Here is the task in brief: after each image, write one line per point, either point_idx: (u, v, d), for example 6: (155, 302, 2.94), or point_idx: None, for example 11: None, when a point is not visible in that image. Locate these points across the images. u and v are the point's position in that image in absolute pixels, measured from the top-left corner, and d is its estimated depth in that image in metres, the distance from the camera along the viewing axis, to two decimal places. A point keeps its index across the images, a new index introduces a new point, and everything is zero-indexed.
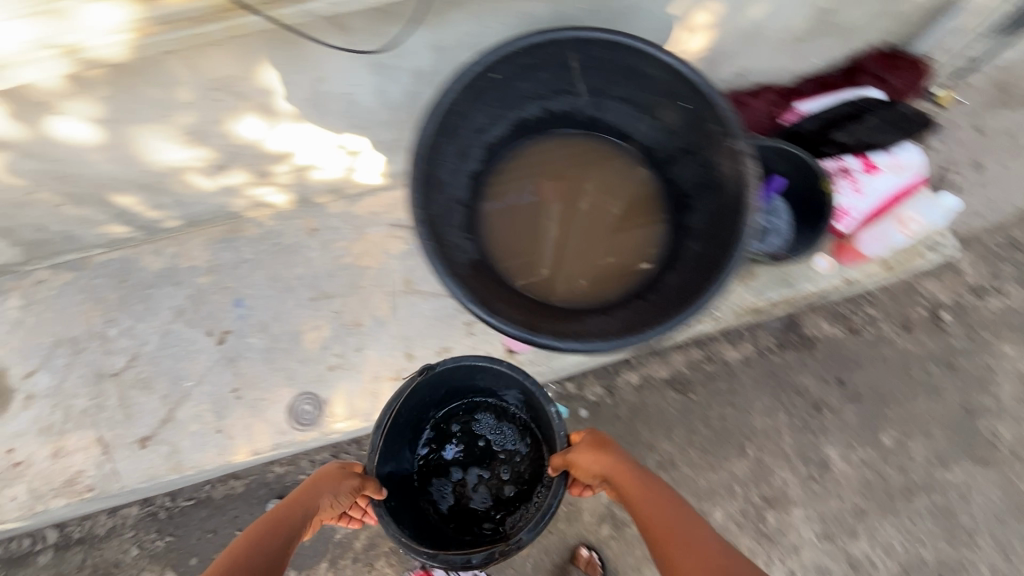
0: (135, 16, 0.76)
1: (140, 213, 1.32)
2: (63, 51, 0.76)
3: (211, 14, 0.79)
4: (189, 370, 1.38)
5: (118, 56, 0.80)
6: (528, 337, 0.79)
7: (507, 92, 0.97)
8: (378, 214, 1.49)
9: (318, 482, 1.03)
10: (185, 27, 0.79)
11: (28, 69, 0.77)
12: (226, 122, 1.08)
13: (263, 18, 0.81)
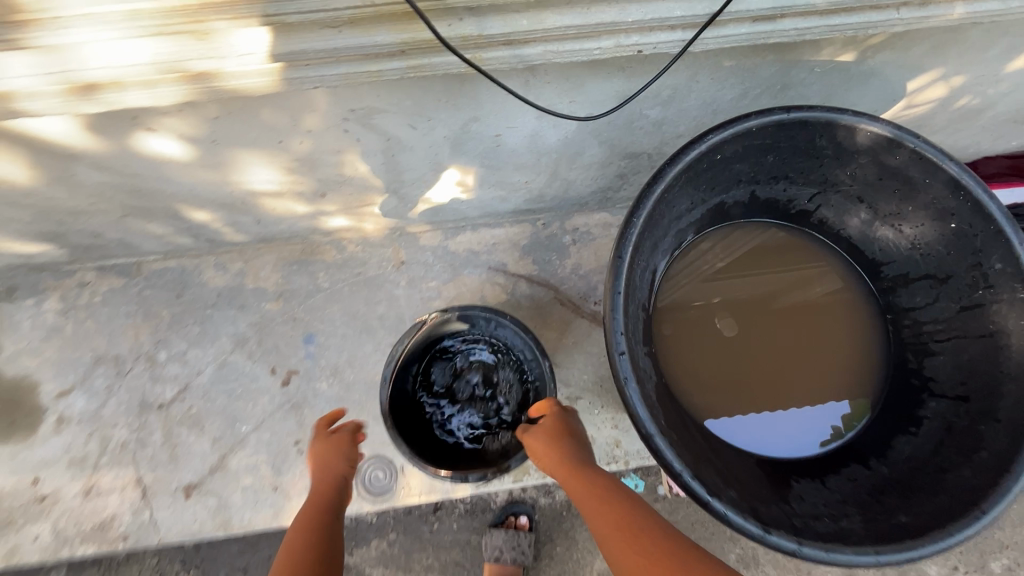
0: (294, 44, 0.56)
1: (211, 228, 1.12)
2: (192, 77, 0.57)
3: (394, 51, 0.59)
4: (247, 412, 1.20)
5: (260, 88, 0.61)
6: (762, 536, 0.59)
7: (722, 171, 0.75)
8: (478, 254, 1.28)
9: (319, 461, 0.85)
10: (356, 62, 0.59)
11: (140, 94, 0.58)
12: (345, 151, 0.87)
13: (455, 61, 0.61)
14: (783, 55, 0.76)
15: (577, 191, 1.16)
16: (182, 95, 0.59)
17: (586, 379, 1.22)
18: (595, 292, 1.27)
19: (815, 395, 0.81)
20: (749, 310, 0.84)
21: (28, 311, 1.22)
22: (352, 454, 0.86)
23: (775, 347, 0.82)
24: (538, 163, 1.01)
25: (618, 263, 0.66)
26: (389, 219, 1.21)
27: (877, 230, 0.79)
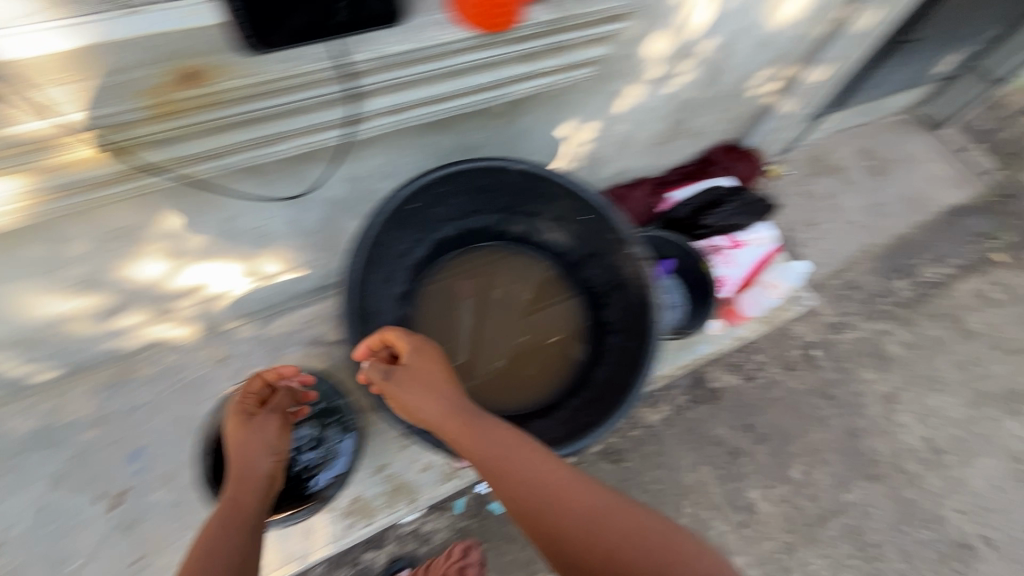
0: (24, 187, 0.70)
1: (6, 371, 1.15)
2: None
3: (115, 177, 0.75)
4: (77, 546, 1.18)
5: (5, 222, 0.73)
6: (482, 459, 0.84)
7: (427, 216, 1.03)
8: (295, 333, 1.43)
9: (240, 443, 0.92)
10: (85, 191, 0.74)
11: None
12: (123, 267, 1.02)
13: (171, 176, 0.79)
14: (450, 131, 1.07)
15: None
16: None
17: None
18: None
19: (542, 363, 1.13)
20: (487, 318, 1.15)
21: None
22: (274, 438, 0.97)
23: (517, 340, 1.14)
24: (313, 242, 1.22)
25: (347, 296, 0.87)
26: (199, 321, 1.33)
27: (550, 232, 1.13)
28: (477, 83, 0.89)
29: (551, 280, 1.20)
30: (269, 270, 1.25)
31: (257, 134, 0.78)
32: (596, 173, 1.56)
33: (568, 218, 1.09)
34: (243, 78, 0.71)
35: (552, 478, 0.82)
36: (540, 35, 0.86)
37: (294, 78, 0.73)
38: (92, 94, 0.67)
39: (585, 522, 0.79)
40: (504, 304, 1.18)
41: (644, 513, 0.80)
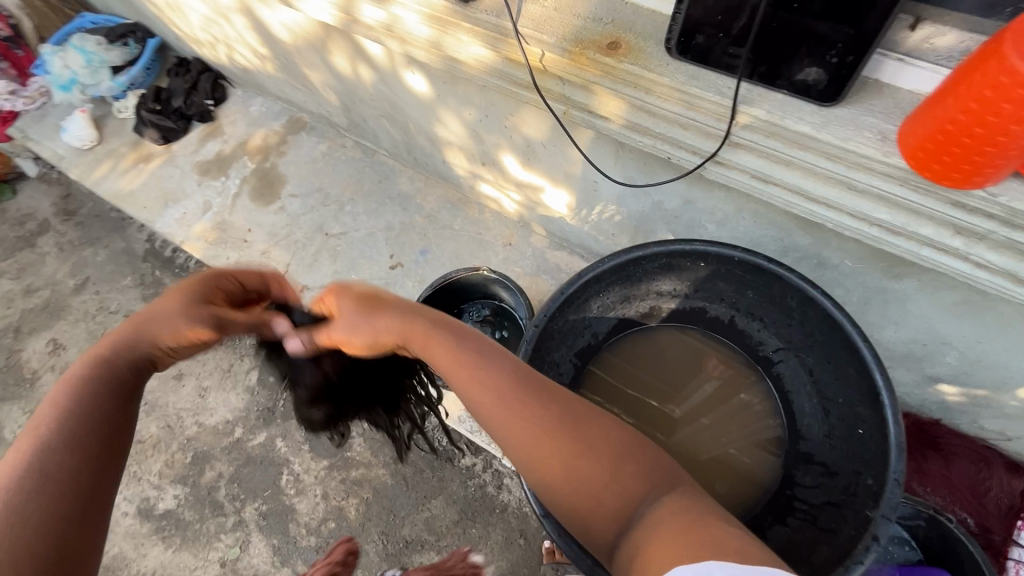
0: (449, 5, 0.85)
1: (420, 153, 1.64)
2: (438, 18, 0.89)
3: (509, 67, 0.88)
4: (361, 269, 1.70)
5: (465, 60, 0.94)
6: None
7: (651, 289, 0.97)
8: (561, 271, 1.58)
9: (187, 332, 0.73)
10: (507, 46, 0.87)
11: (406, 12, 0.93)
12: (500, 146, 1.29)
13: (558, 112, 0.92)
14: (813, 234, 0.91)
15: None
16: (429, 29, 0.93)
17: None
18: None
19: (731, 484, 0.90)
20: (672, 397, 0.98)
21: (308, 144, 1.93)
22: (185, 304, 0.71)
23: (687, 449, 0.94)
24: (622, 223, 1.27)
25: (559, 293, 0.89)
26: (520, 208, 1.56)
27: (783, 368, 0.93)
28: (841, 214, 0.73)
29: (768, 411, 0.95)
30: (533, 181, 1.34)
31: (625, 117, 0.81)
32: (963, 407, 1.11)
33: (839, 409, 0.83)
34: (644, 68, 0.74)
35: (544, 432, 0.62)
36: (962, 202, 0.63)
37: (677, 90, 0.73)
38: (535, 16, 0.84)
39: (541, 433, 0.62)
40: (694, 394, 0.98)
41: (566, 414, 0.64)
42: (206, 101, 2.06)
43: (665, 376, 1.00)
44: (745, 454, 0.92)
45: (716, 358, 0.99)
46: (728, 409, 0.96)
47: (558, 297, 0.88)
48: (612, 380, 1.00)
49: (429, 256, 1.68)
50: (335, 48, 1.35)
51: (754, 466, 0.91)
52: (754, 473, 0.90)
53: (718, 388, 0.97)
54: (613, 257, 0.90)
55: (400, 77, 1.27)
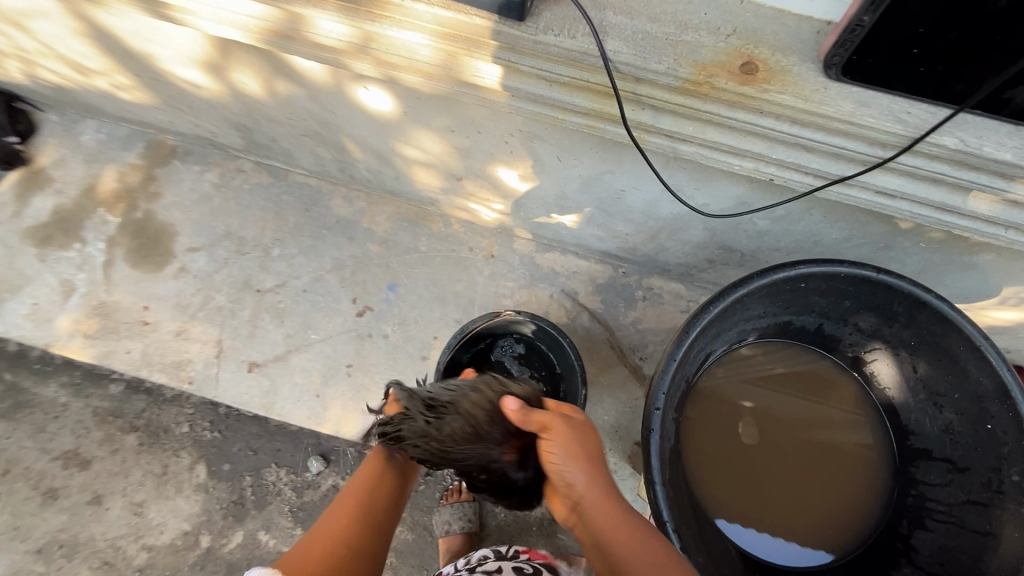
0: None
1: (361, 170, 1.32)
2: None
3: None
4: (321, 325, 1.39)
5: None
6: None
7: (741, 320, 0.86)
8: (557, 275, 1.42)
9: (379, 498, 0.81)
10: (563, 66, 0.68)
11: None
12: (491, 161, 1.06)
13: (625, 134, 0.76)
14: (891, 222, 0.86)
15: (664, 258, 1.28)
16: None
17: (606, 421, 1.33)
18: (644, 349, 1.37)
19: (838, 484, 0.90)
20: (762, 408, 0.94)
21: (191, 176, 1.48)
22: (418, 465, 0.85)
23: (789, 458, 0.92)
24: (644, 224, 1.13)
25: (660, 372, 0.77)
26: (500, 217, 1.35)
27: (877, 365, 0.90)
28: None
29: (860, 407, 0.94)
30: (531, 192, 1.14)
31: (732, 142, 0.72)
32: None
33: (956, 403, 0.82)
34: (794, 96, 0.67)
35: None
36: None
37: (816, 116, 0.67)
38: (636, 40, 0.68)
39: None
40: (782, 400, 0.94)
41: None
42: (11, 139, 1.47)
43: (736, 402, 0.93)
44: (829, 437, 0.92)
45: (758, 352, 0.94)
46: (792, 399, 0.94)
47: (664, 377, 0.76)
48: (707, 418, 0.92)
49: (400, 289, 1.41)
50: (236, 61, 0.99)
51: (845, 444, 0.92)
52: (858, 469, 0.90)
53: (770, 381, 0.95)
54: (708, 309, 0.78)
55: (348, 92, 0.96)
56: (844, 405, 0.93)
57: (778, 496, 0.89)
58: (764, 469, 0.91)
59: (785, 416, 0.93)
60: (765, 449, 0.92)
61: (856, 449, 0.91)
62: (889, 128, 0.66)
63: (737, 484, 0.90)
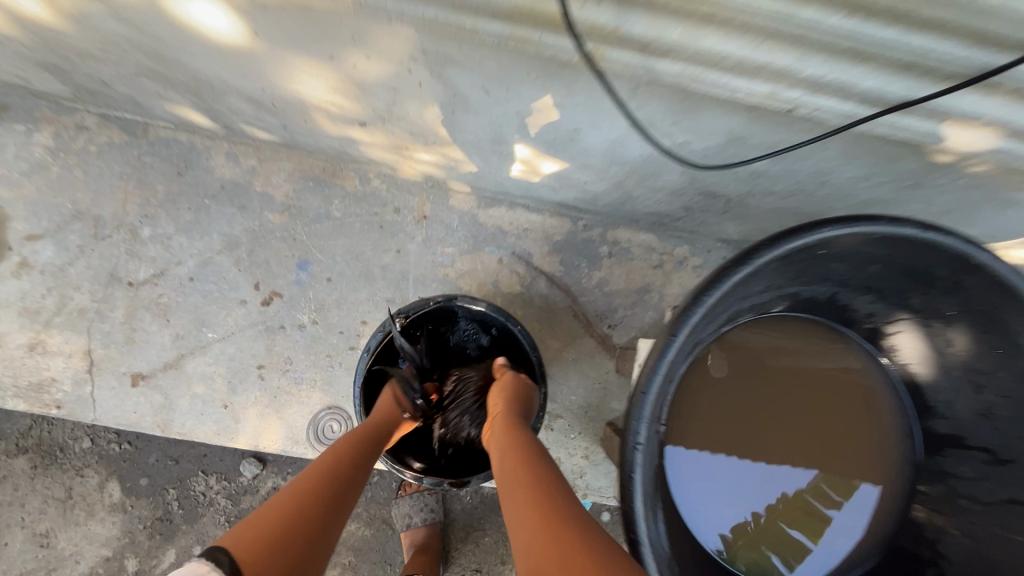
0: None
1: (236, 119, 1.00)
2: None
3: None
4: (218, 320, 1.12)
5: None
6: None
7: (741, 301, 0.65)
8: (506, 234, 1.17)
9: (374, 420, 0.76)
10: None
11: None
12: (400, 99, 0.77)
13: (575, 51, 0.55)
14: (931, 155, 0.65)
15: (632, 207, 1.05)
16: None
17: (573, 401, 1.15)
18: (613, 315, 1.17)
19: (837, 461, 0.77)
20: (769, 367, 0.76)
21: (14, 138, 1.12)
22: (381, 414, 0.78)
23: (790, 421, 0.77)
24: (607, 169, 0.88)
25: (641, 393, 0.56)
26: (427, 168, 1.07)
27: (900, 340, 0.72)
28: None
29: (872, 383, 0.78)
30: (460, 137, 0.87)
31: (739, 52, 0.50)
32: None
33: (1001, 385, 0.65)
34: None
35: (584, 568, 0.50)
36: None
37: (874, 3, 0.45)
38: None
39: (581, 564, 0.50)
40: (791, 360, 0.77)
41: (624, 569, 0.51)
42: None
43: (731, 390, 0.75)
44: (834, 420, 0.78)
45: (757, 326, 0.76)
46: (804, 355, 0.77)
47: (647, 399, 0.55)
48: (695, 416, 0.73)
49: (314, 268, 1.14)
50: None
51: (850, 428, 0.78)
52: (859, 444, 0.77)
53: (773, 355, 0.77)
54: (704, 299, 0.56)
55: (165, 6, 0.65)
56: (854, 374, 0.78)
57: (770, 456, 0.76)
58: (760, 446, 0.76)
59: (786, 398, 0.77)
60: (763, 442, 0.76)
61: (862, 423, 0.78)
62: (1009, 8, 0.43)
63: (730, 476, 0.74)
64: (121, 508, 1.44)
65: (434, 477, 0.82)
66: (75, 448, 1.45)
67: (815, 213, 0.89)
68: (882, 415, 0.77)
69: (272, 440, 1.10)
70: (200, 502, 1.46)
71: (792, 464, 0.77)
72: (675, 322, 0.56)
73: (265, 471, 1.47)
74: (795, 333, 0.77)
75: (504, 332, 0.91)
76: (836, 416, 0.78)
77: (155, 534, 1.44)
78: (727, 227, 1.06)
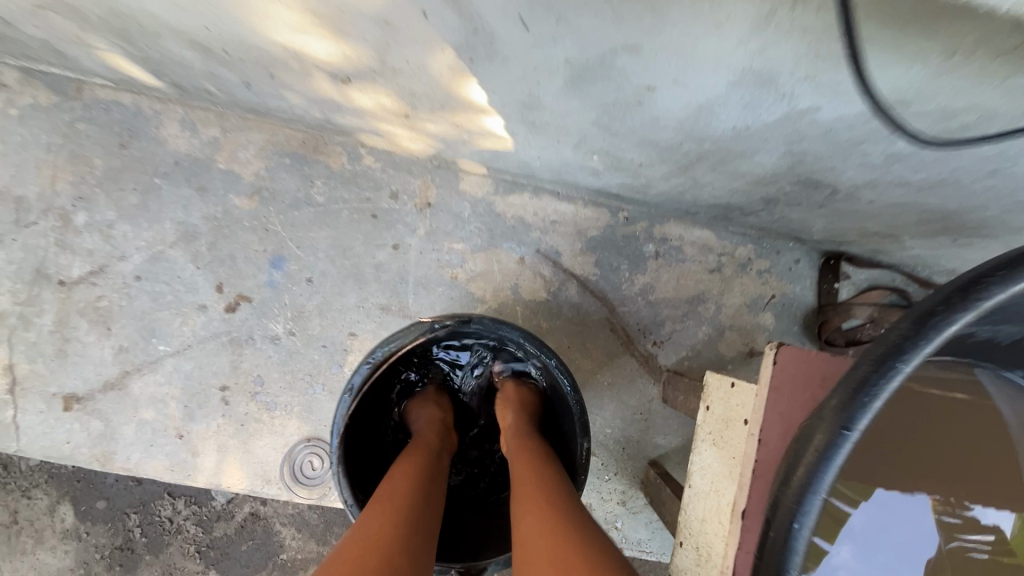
0: None
1: (183, 73, 0.77)
2: None
3: None
4: (172, 331, 0.90)
5: None
6: None
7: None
8: (529, 228, 0.95)
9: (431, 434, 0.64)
10: None
11: None
12: (400, 42, 0.54)
13: None
14: None
15: (694, 197, 0.82)
16: None
17: (607, 435, 0.94)
18: (659, 330, 0.95)
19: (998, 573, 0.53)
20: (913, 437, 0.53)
21: None
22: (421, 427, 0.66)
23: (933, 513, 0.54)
24: (675, 148, 0.65)
25: (789, 521, 0.35)
26: (433, 143, 0.84)
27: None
28: None
29: None
30: (480, 99, 0.64)
31: None
32: None
33: None
34: None
35: None
36: None
37: None
38: None
39: None
40: (945, 427, 0.53)
41: None
42: None
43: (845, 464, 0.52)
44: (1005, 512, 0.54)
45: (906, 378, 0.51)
46: (962, 425, 0.54)
47: (802, 536, 0.34)
48: None
49: (291, 267, 0.92)
50: None
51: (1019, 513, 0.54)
52: None
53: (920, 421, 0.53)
54: (898, 367, 0.33)
55: None
56: None
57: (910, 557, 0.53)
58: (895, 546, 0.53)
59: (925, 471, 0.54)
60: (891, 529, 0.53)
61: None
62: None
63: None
64: (75, 535, 1.25)
65: (438, 563, 0.62)
66: (21, 466, 1.25)
67: (952, 211, 0.67)
68: None
69: (239, 478, 0.90)
70: (167, 529, 1.26)
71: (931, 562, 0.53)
72: (847, 411, 0.34)
73: (241, 494, 1.28)
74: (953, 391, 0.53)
75: (531, 363, 0.69)
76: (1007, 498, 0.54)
77: (115, 565, 1.25)
78: (813, 224, 0.83)
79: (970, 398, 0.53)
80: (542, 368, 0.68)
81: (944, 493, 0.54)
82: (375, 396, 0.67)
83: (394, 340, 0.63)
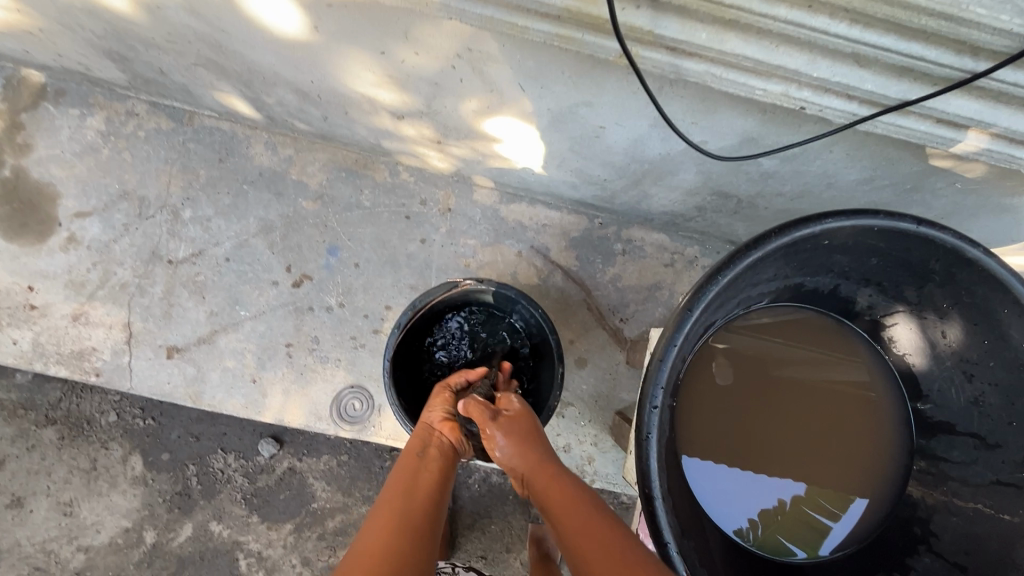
0: None
1: (278, 109, 1.07)
2: None
3: None
4: (251, 300, 1.18)
5: None
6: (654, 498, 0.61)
7: (749, 288, 0.71)
8: (525, 229, 1.23)
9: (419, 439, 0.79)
10: None
11: None
12: (444, 95, 0.84)
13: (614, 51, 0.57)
14: (926, 159, 0.71)
15: (648, 206, 1.11)
16: None
17: (584, 390, 1.20)
18: (625, 310, 1.23)
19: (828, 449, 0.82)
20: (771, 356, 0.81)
21: (70, 121, 1.20)
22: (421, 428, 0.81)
23: (789, 412, 0.82)
24: (626, 168, 0.94)
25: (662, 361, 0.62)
26: (455, 162, 1.14)
27: (897, 332, 0.78)
28: None
29: (865, 379, 0.82)
30: (492, 133, 0.94)
31: (760, 55, 0.54)
32: None
33: (986, 370, 0.71)
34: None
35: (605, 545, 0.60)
36: None
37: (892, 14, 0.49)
38: None
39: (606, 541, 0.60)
40: (793, 351, 0.82)
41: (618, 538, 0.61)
42: None
43: (727, 374, 0.81)
44: (834, 409, 0.82)
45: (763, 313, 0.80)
46: (804, 349, 0.82)
47: (667, 369, 0.62)
48: (701, 396, 0.79)
49: (343, 254, 1.21)
50: None
51: (852, 435, 0.82)
52: (852, 438, 0.82)
53: (777, 345, 0.81)
54: (719, 277, 0.62)
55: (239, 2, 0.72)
56: (850, 370, 0.82)
57: (773, 440, 0.81)
58: (763, 431, 0.81)
59: (787, 407, 0.82)
60: (770, 453, 0.80)
61: (858, 415, 0.82)
62: (992, 20, 0.48)
63: (731, 446, 0.79)
64: (143, 481, 1.49)
65: None
66: (102, 421, 1.50)
67: None
68: (872, 411, 0.82)
69: (297, 414, 1.16)
70: (219, 479, 1.51)
71: (789, 444, 0.81)
72: (692, 300, 0.62)
73: (282, 451, 1.52)
74: (797, 326, 0.82)
75: (528, 318, 0.96)
76: (836, 399, 0.82)
77: (174, 508, 1.49)
78: (736, 228, 1.12)
79: (808, 331, 0.82)
80: (531, 320, 0.96)
81: (796, 395, 0.82)
82: (412, 335, 0.95)
83: (429, 294, 0.91)
